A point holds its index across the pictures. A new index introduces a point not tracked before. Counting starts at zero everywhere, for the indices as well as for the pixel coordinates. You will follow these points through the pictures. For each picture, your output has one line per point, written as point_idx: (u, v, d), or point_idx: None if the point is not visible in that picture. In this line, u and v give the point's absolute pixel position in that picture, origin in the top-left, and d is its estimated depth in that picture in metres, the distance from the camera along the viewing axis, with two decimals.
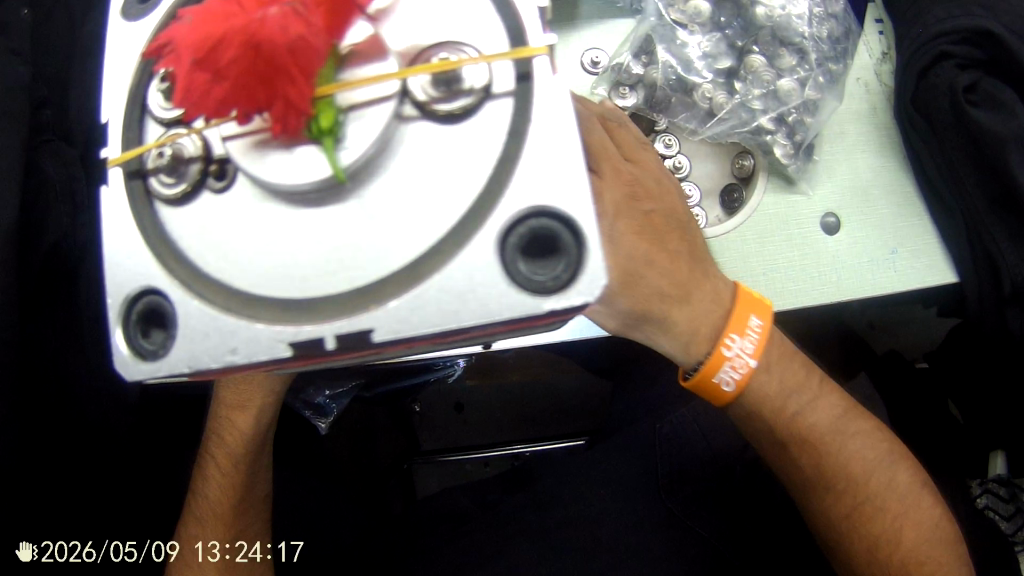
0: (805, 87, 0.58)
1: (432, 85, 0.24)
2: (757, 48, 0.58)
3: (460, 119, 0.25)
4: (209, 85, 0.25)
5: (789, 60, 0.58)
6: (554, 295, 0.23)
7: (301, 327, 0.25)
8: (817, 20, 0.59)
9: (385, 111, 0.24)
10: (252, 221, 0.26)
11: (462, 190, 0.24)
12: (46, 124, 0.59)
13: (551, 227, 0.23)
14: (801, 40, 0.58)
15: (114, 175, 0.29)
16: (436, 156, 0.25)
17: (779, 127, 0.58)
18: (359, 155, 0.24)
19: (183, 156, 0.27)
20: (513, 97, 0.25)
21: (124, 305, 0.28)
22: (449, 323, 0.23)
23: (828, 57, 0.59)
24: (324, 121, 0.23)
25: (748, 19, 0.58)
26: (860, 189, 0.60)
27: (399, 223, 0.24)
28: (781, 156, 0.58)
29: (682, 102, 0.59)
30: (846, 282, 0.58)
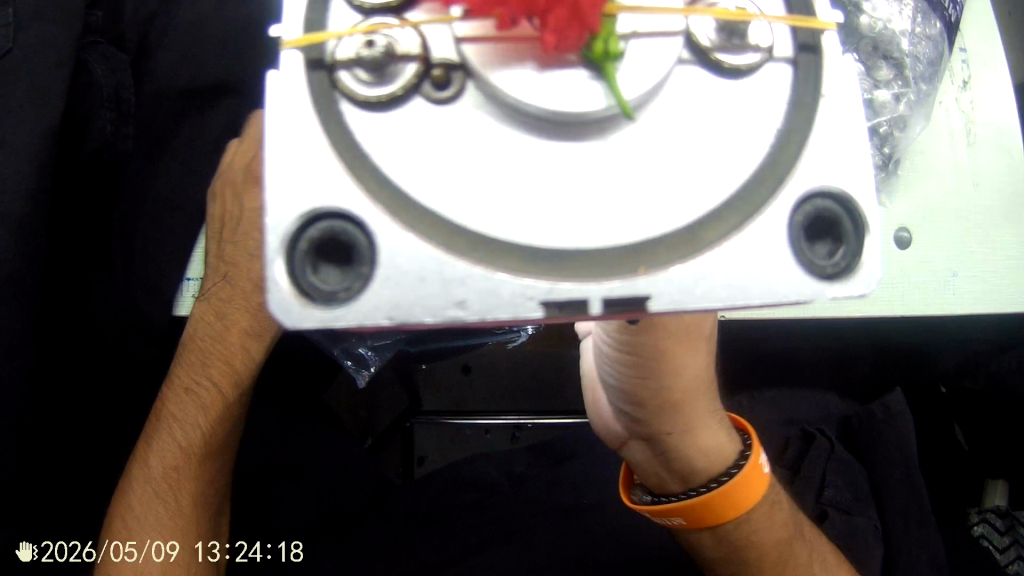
0: (899, 102, 0.57)
1: (716, 33, 0.23)
2: (856, 57, 0.58)
3: (741, 76, 0.23)
4: None
5: (885, 73, 0.58)
6: (838, 282, 0.22)
7: (558, 283, 0.22)
8: (915, 39, 0.59)
9: (673, 49, 0.22)
10: (491, 151, 0.23)
11: (742, 156, 0.23)
12: (94, 25, 0.58)
13: (833, 210, 0.22)
14: (899, 55, 0.58)
15: (288, 61, 0.23)
16: (705, 107, 0.23)
17: (870, 137, 0.57)
18: (644, 92, 0.22)
19: (400, 54, 0.23)
20: (794, 67, 0.23)
21: (291, 230, 0.22)
22: (736, 299, 0.21)
23: (922, 78, 0.59)
24: (612, 45, 0.21)
25: (851, 27, 0.57)
26: (934, 210, 0.60)
27: (669, 179, 0.22)
28: (869, 165, 0.57)
29: None
30: (908, 297, 0.58)
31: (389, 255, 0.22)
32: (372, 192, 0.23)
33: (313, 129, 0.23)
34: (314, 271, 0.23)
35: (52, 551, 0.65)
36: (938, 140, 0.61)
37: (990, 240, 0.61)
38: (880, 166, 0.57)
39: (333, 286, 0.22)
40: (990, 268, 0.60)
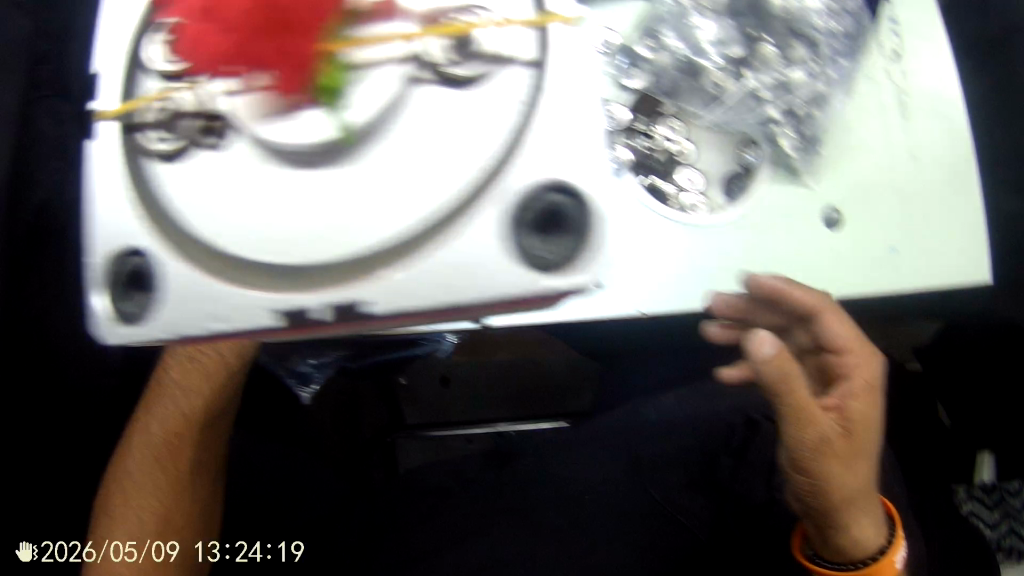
0: (816, 80, 0.57)
1: (445, 49, 0.27)
2: (768, 38, 0.57)
3: (468, 88, 0.28)
4: (220, 41, 0.27)
5: (800, 52, 0.57)
6: (551, 274, 0.27)
7: (296, 295, 0.28)
8: (830, 14, 0.58)
9: (393, 75, 0.27)
10: (258, 184, 0.28)
11: (464, 159, 0.27)
12: (42, 78, 0.60)
13: (555, 204, 0.27)
14: (813, 33, 0.57)
15: (103, 129, 0.29)
16: (444, 124, 0.27)
17: (787, 119, 0.57)
18: (368, 116, 0.27)
19: (180, 111, 0.28)
20: (527, 70, 0.28)
21: (102, 264, 0.29)
22: (454, 296, 0.28)
23: (839, 54, 0.59)
24: (329, 80, 0.26)
25: (761, 10, 0.57)
26: (866, 187, 0.59)
27: (401, 190, 0.27)
28: (788, 147, 0.57)
29: (689, 85, 0.57)
30: (844, 277, 0.57)
31: (171, 278, 0.28)
32: (160, 238, 0.28)
33: (116, 183, 0.29)
34: (129, 299, 0.29)
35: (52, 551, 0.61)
36: (868, 113, 0.60)
37: (928, 214, 0.59)
38: (801, 146, 0.57)
39: (141, 310, 0.29)
40: (930, 242, 0.59)
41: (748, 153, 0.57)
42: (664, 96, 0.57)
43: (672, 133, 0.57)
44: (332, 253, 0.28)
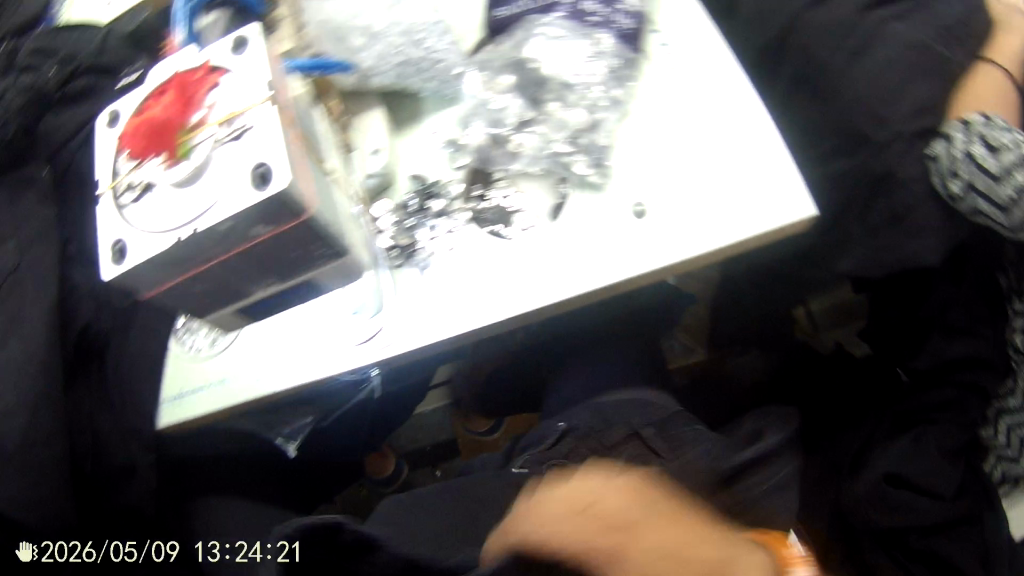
0: (593, 111, 0.77)
1: (222, 133, 0.62)
2: (552, 97, 0.78)
3: (233, 141, 0.61)
4: (146, 142, 0.65)
5: (576, 98, 0.77)
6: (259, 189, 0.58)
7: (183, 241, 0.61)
8: (591, 62, 0.78)
9: (206, 147, 0.62)
10: (168, 210, 0.63)
11: (222, 188, 0.60)
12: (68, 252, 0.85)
13: (261, 172, 0.59)
14: (581, 81, 0.77)
15: (104, 200, 0.67)
16: (225, 152, 0.61)
17: (576, 149, 0.76)
18: (198, 160, 0.62)
19: (136, 186, 0.66)
20: (255, 124, 0.61)
21: (113, 247, 0.64)
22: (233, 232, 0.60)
23: (602, 86, 0.77)
24: (182, 149, 0.63)
25: (541, 79, 0.79)
26: (660, 183, 0.75)
27: (212, 199, 0.60)
28: (581, 170, 0.75)
29: (502, 150, 0.78)
30: (655, 258, 0.72)
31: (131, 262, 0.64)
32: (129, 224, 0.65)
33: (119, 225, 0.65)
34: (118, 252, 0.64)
35: (50, 550, 0.80)
36: (648, 121, 0.77)
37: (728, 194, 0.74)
38: (591, 167, 0.75)
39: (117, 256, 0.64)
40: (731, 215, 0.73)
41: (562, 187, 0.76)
42: (485, 165, 0.78)
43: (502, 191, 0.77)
44: (196, 203, 0.62)
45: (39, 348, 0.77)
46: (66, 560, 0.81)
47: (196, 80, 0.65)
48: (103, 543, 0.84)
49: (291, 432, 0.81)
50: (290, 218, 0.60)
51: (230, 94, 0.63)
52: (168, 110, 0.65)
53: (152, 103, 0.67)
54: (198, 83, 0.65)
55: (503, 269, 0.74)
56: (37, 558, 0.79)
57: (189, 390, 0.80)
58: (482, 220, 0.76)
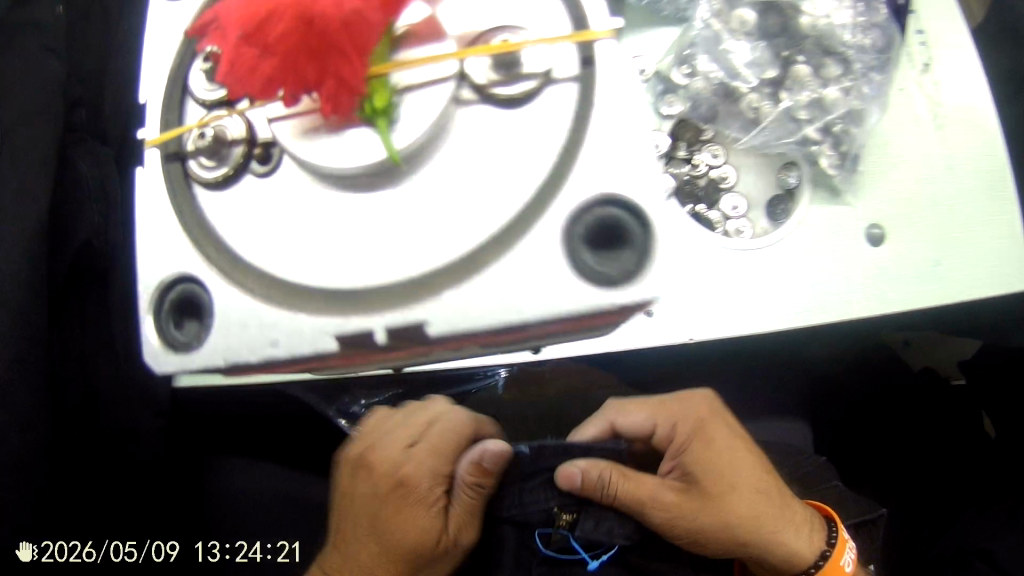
0: (850, 96, 0.59)
1: (493, 70, 0.32)
2: (803, 58, 0.59)
3: (518, 101, 0.32)
4: (259, 59, 0.32)
5: (834, 70, 0.59)
6: (618, 282, 0.31)
7: (347, 321, 0.33)
8: (861, 28, 0.59)
9: (444, 91, 0.31)
10: (301, 202, 0.33)
11: (526, 171, 0.32)
12: (78, 123, 0.64)
13: (618, 217, 0.31)
14: (845, 49, 0.59)
15: (152, 155, 0.36)
16: (496, 139, 0.32)
17: (825, 138, 0.59)
18: (411, 137, 0.31)
19: (226, 141, 0.34)
20: (577, 83, 0.32)
21: (155, 297, 0.35)
22: (514, 316, 0.31)
23: (874, 69, 0.60)
24: (378, 102, 0.31)
25: (793, 30, 0.59)
26: (905, 201, 0.61)
27: (456, 201, 0.32)
28: (827, 167, 0.59)
29: (729, 110, 0.61)
30: (889, 294, 0.59)
31: (245, 307, 0.34)
32: (214, 263, 0.34)
33: (171, 202, 0.35)
34: (180, 327, 0.35)
35: (52, 551, 0.59)
36: (899, 126, 0.62)
37: (966, 227, 0.62)
38: (839, 164, 0.59)
39: (189, 338, 0.35)
40: (971, 254, 0.61)
41: (790, 175, 0.61)
42: (702, 121, 0.61)
43: (712, 159, 0.61)
44: (408, 249, 0.32)
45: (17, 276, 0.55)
46: (71, 564, 0.60)
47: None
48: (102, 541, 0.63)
49: (360, 406, 0.65)
50: (611, 314, 0.33)
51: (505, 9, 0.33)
52: None
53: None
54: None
55: (711, 271, 0.58)
56: (37, 560, 0.58)
57: None
58: (684, 196, 0.60)
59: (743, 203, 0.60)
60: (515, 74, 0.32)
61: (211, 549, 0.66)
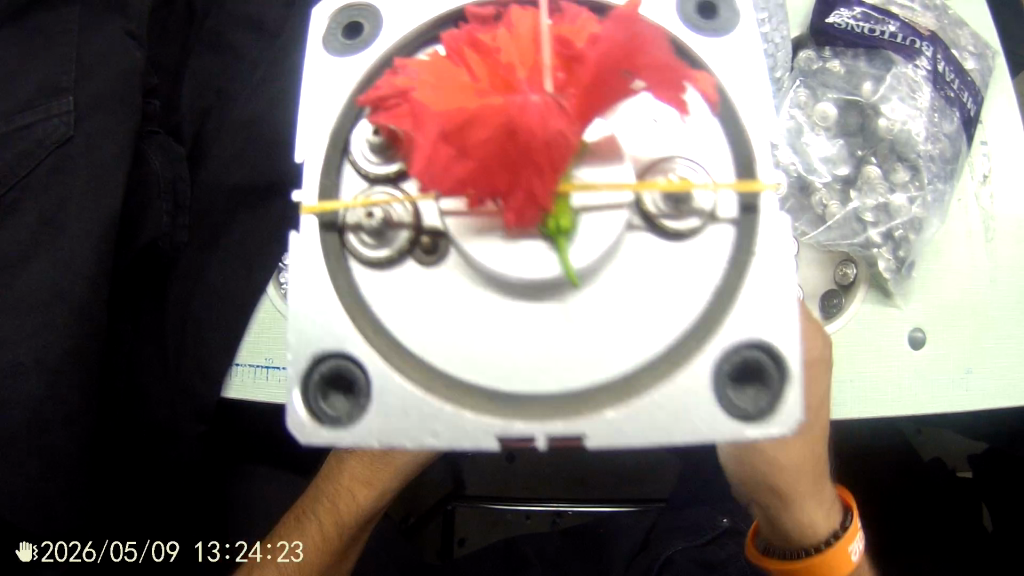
0: (914, 204, 0.59)
1: (662, 200, 0.28)
2: (874, 160, 0.60)
3: (684, 238, 0.28)
4: (451, 160, 0.26)
5: (903, 175, 0.60)
6: (755, 424, 0.27)
7: (512, 425, 0.27)
8: (934, 136, 0.60)
9: (617, 222, 0.27)
10: (461, 304, 0.28)
11: (691, 297, 0.28)
12: (152, 115, 0.65)
13: (758, 358, 0.28)
14: (917, 157, 0.60)
15: (308, 223, 0.30)
16: (652, 270, 0.28)
17: (885, 242, 0.59)
18: (591, 261, 0.27)
19: (393, 222, 0.29)
20: (735, 226, 0.29)
21: (305, 368, 0.29)
22: (664, 438, 0.27)
23: (938, 176, 0.60)
24: (563, 223, 0.26)
25: (871, 130, 0.61)
26: (948, 309, 0.61)
27: (643, 311, 0.28)
28: (883, 271, 0.59)
29: (797, 203, 0.61)
30: (921, 396, 0.59)
31: (402, 389, 0.28)
32: (372, 344, 0.29)
33: (320, 274, 0.30)
34: (327, 401, 0.29)
35: (51, 551, 0.62)
36: (946, 232, 0.63)
37: (1002, 339, 0.61)
38: (895, 270, 0.59)
39: (342, 415, 0.29)
40: (1006, 368, 0.61)
41: (848, 271, 0.61)
42: None
43: None
44: (564, 353, 0.27)
45: (75, 278, 0.58)
46: (69, 563, 0.63)
47: (646, 39, 0.27)
48: (104, 540, 0.66)
49: None
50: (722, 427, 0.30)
51: (682, 138, 0.30)
52: (505, 88, 0.26)
53: (482, 53, 0.28)
54: (659, 44, 0.27)
55: None
56: (37, 559, 0.62)
57: (279, 363, 0.59)
58: None
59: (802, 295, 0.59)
60: (687, 208, 0.28)
61: (211, 550, 0.68)
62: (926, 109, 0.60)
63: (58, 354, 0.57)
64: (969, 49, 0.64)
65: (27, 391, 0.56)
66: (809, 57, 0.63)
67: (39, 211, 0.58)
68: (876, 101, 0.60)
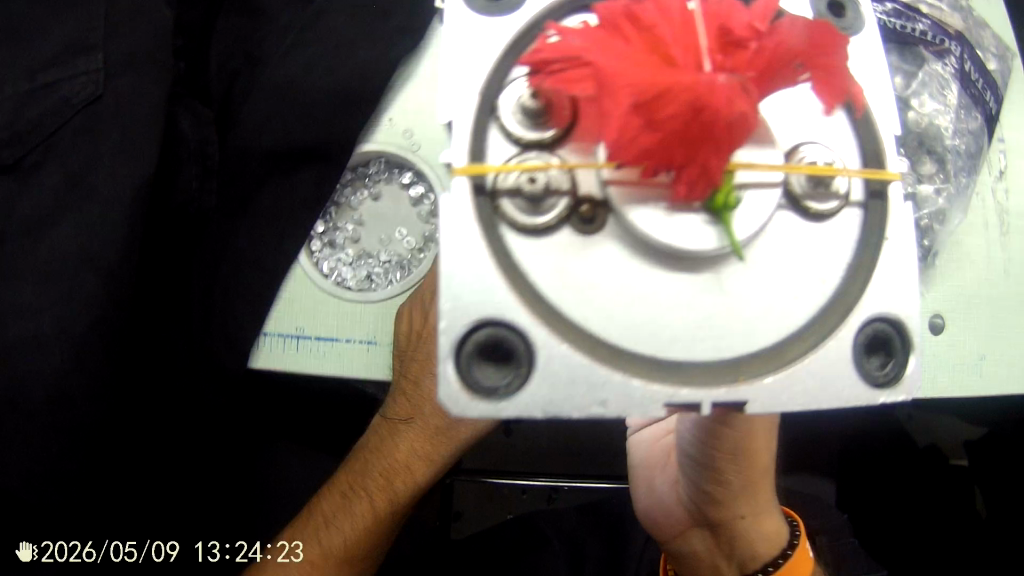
0: (939, 196, 0.62)
1: (805, 181, 0.30)
2: (903, 151, 0.63)
3: (820, 220, 0.30)
4: (637, 131, 0.26)
5: (929, 167, 0.62)
6: (884, 390, 0.30)
7: (678, 390, 0.28)
8: (959, 131, 0.63)
9: (772, 198, 0.28)
10: (621, 270, 0.28)
11: (823, 274, 0.30)
12: (179, 78, 0.64)
13: (883, 328, 0.30)
14: (943, 151, 0.63)
15: (458, 185, 0.28)
16: (796, 248, 0.30)
17: (912, 231, 0.61)
18: (754, 230, 0.28)
19: (550, 189, 0.28)
20: (860, 212, 0.31)
21: (465, 337, 0.28)
22: (813, 404, 0.29)
23: (963, 170, 0.63)
24: (731, 200, 0.27)
25: (900, 122, 0.63)
26: (964, 298, 0.65)
27: (784, 285, 0.30)
28: (909, 258, 0.61)
29: None
30: (936, 379, 0.63)
31: (563, 358, 0.28)
32: (526, 304, 0.28)
33: (473, 236, 0.28)
34: (481, 370, 0.28)
35: (52, 551, 0.60)
36: (971, 228, 0.66)
37: (1012, 328, 0.65)
38: (921, 256, 0.61)
39: (497, 386, 0.28)
40: (1014, 357, 0.65)
41: None
42: None
43: None
44: (721, 321, 0.29)
45: (105, 244, 0.56)
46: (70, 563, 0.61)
47: (813, 28, 0.29)
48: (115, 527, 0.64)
49: None
50: None
51: (818, 125, 0.31)
52: (688, 60, 0.27)
53: (639, 25, 0.28)
54: (843, 49, 0.29)
55: None
56: (37, 560, 0.59)
57: (313, 335, 0.58)
58: None
59: None
60: (827, 190, 0.30)
61: (211, 549, 0.67)
62: (952, 108, 0.63)
63: (85, 325, 0.55)
64: (991, 50, 0.69)
65: (51, 363, 0.54)
66: None
67: (67, 174, 0.56)
68: (909, 94, 0.62)
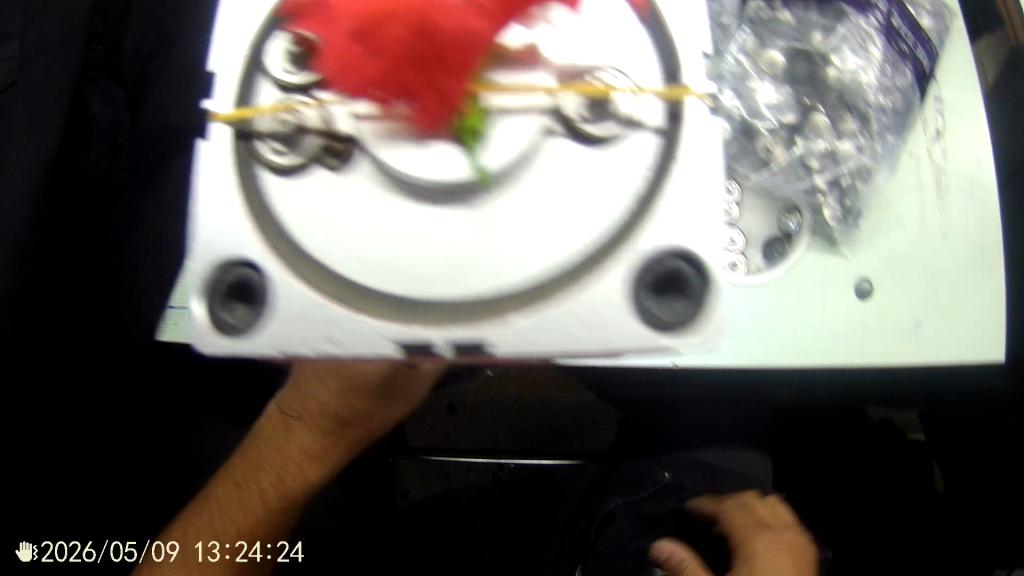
0: (861, 154, 0.60)
1: (583, 105, 0.30)
2: (823, 108, 0.60)
3: (603, 144, 0.30)
4: (365, 60, 0.29)
5: (851, 125, 0.60)
6: (670, 330, 0.30)
7: (414, 330, 0.30)
8: (885, 87, 0.61)
9: (531, 125, 0.30)
10: (370, 209, 0.30)
11: (609, 200, 0.30)
12: (94, 61, 0.62)
13: (676, 266, 0.30)
14: (867, 108, 0.60)
15: (218, 132, 0.31)
16: (573, 173, 0.30)
17: (830, 190, 0.60)
18: (502, 158, 0.30)
19: (305, 126, 0.30)
20: (656, 136, 0.31)
21: (208, 273, 0.31)
22: (571, 347, 0.30)
23: (888, 128, 0.61)
24: (473, 123, 0.29)
25: (819, 79, 0.60)
26: (894, 262, 0.62)
27: (557, 212, 0.30)
28: (828, 217, 0.60)
29: (742, 147, 0.60)
30: (869, 346, 0.60)
31: (299, 297, 0.31)
32: (276, 254, 0.31)
33: (229, 188, 0.31)
34: (228, 309, 0.31)
35: (46, 548, 0.64)
36: (904, 191, 0.63)
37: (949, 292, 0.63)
38: (842, 217, 0.59)
39: (242, 324, 0.31)
40: (952, 322, 0.62)
41: (789, 221, 0.60)
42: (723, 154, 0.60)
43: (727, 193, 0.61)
44: (478, 267, 0.30)
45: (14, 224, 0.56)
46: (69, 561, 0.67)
47: None
48: None
49: None
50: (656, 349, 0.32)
51: (615, 49, 0.32)
52: None
53: None
54: None
55: None
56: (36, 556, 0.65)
57: None
58: None
59: (741, 239, 0.60)
60: (605, 112, 0.30)
61: None
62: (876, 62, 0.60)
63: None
64: (925, 7, 0.67)
65: None
66: (758, 5, 0.63)
67: None
68: (827, 50, 0.60)
